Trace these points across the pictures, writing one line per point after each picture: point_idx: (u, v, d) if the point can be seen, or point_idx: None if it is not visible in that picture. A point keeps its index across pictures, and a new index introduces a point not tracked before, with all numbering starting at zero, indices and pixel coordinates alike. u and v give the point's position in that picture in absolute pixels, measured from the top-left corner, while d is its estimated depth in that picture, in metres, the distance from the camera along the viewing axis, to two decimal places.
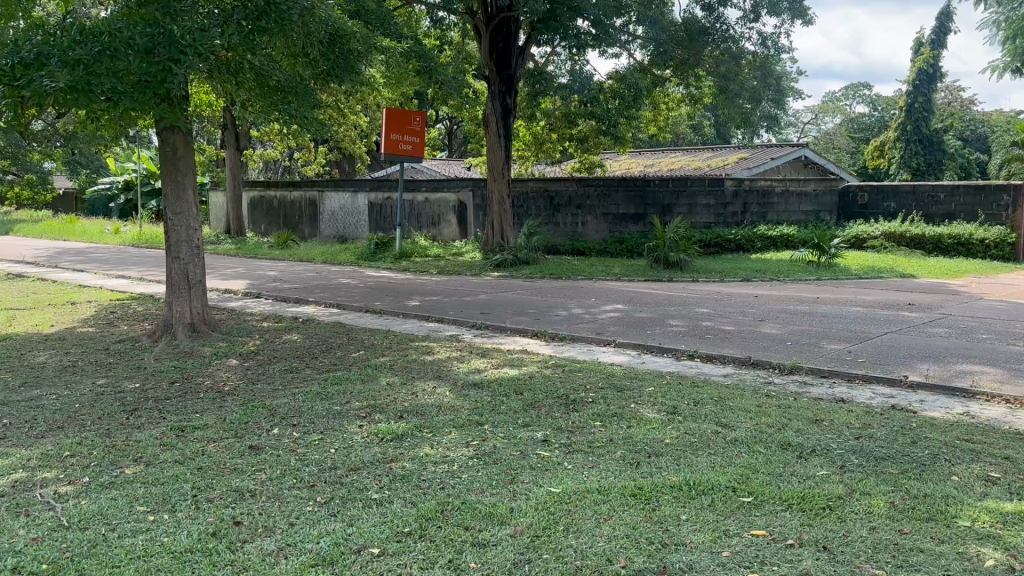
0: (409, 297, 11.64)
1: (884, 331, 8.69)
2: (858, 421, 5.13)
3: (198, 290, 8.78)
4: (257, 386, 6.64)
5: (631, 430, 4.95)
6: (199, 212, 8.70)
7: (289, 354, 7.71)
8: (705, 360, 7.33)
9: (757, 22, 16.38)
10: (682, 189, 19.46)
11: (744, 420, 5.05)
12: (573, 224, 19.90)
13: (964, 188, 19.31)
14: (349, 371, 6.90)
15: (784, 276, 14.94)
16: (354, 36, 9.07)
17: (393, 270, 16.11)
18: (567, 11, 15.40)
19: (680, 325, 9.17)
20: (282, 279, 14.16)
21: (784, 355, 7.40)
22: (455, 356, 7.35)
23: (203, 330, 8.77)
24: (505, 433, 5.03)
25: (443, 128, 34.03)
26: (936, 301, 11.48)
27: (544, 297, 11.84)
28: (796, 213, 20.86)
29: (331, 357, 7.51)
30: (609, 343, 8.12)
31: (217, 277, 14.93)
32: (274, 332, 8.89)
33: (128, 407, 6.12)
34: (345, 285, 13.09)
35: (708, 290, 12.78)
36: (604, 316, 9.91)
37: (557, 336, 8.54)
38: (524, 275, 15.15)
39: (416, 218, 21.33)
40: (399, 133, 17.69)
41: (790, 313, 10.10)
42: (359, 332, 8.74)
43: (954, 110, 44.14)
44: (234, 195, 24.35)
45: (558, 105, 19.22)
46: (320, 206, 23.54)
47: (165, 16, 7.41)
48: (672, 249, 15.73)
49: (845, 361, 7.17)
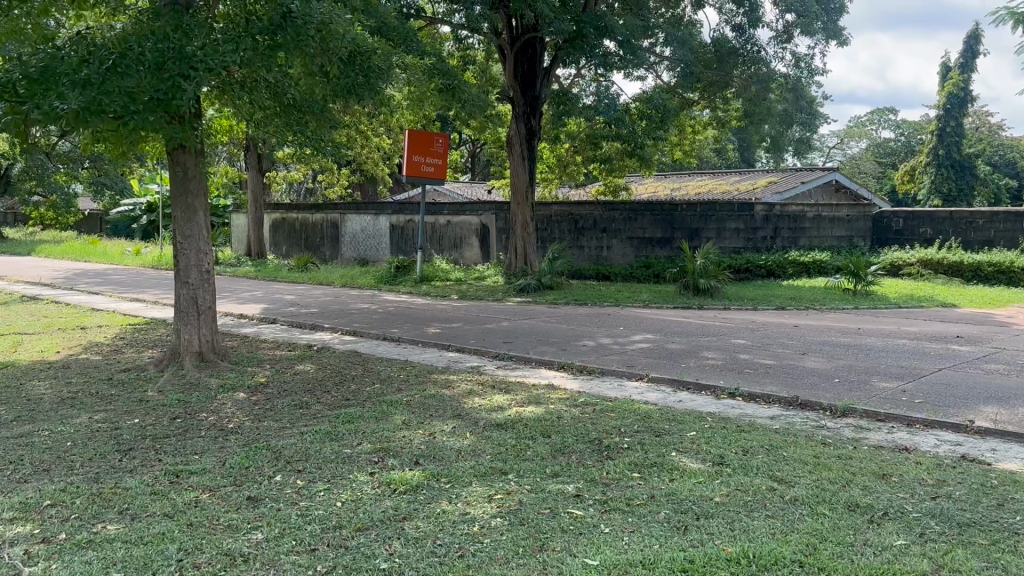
0: (428, 324, 11.16)
1: (938, 368, 8.05)
2: (930, 477, 4.53)
3: (207, 317, 8.36)
4: (263, 424, 6.16)
5: (674, 484, 4.40)
6: (211, 235, 8.29)
7: (300, 386, 7.24)
8: (747, 399, 6.76)
9: (790, 42, 15.85)
10: (710, 213, 18.90)
11: (802, 475, 4.48)
12: (597, 247, 19.39)
13: (1003, 215, 18.71)
14: (362, 406, 6.42)
15: (820, 305, 14.30)
16: (376, 53, 8.56)
17: (413, 295, 15.67)
18: (593, 31, 15.00)
19: (716, 358, 8.58)
20: (299, 304, 13.77)
21: (833, 395, 6.80)
22: (475, 391, 6.83)
23: (212, 359, 8.34)
24: (532, 485, 4.50)
25: (465, 150, 33.81)
26: (986, 334, 10.79)
27: (570, 325, 11.31)
28: (829, 239, 20.16)
29: (344, 390, 7.03)
30: (640, 378, 7.56)
31: (233, 300, 14.59)
32: (286, 362, 8.43)
33: (122, 447, 5.67)
34: (363, 310, 12.66)
35: (741, 320, 12.18)
36: (633, 346, 9.35)
37: (585, 369, 8.00)
38: (548, 300, 14.64)
39: (437, 241, 20.96)
40: (421, 155, 17.32)
41: (832, 346, 9.48)
42: (375, 362, 8.27)
43: (984, 135, 43.27)
44: (255, 217, 24.12)
45: (583, 127, 18.78)
46: (341, 228, 23.24)
47: (177, 33, 6.97)
48: (702, 275, 15.15)
49: (901, 403, 6.56)
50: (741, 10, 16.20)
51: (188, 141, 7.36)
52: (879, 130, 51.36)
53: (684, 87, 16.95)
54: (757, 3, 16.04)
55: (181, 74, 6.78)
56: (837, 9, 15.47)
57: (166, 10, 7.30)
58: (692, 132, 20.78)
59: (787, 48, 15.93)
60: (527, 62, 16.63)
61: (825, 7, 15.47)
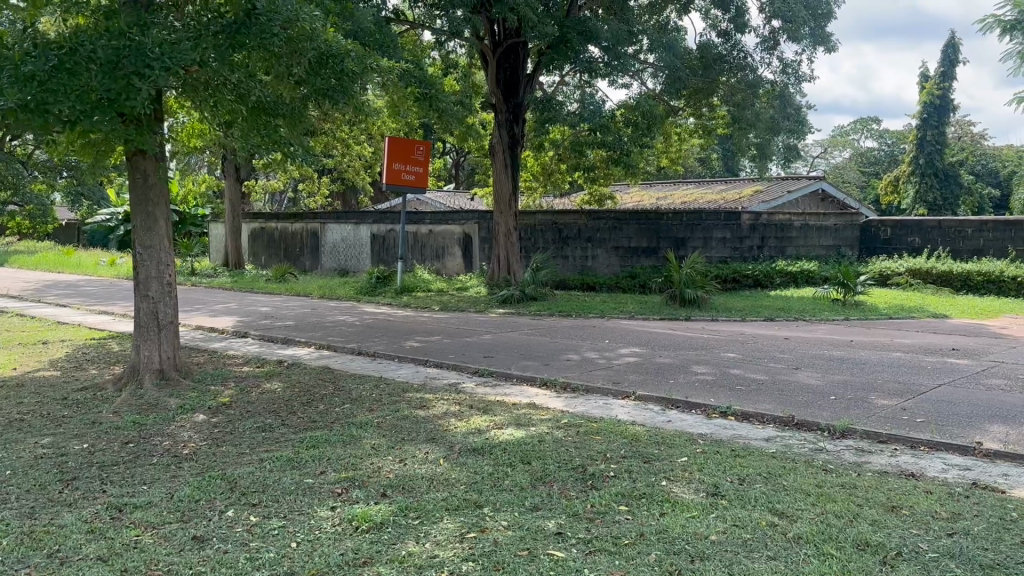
0: (407, 338, 10.73)
1: (938, 384, 7.69)
2: (945, 509, 4.13)
3: (168, 332, 7.90)
4: (222, 449, 5.71)
5: (665, 520, 3.99)
6: (173, 246, 7.85)
7: (265, 407, 6.78)
8: (740, 419, 6.38)
9: (777, 48, 15.57)
10: (696, 223, 18.60)
11: (804, 509, 4.09)
12: (582, 257, 19.02)
13: (992, 224, 18.50)
14: (330, 430, 5.99)
15: (810, 316, 13.97)
16: (348, 53, 8.15)
17: (393, 306, 15.23)
18: (577, 36, 14.64)
19: (706, 374, 8.19)
20: (274, 316, 13.29)
21: (831, 414, 6.43)
22: (452, 412, 6.40)
23: (174, 377, 7.87)
24: (510, 521, 4.07)
25: (449, 159, 33.43)
26: (982, 346, 10.47)
27: (554, 338, 10.90)
28: (817, 248, 19.90)
29: (312, 411, 6.59)
30: (627, 396, 7.16)
31: (206, 313, 14.08)
32: (253, 379, 7.98)
33: (65, 477, 5.20)
34: (340, 323, 12.20)
35: (730, 332, 11.81)
36: (620, 361, 8.95)
37: (569, 387, 7.58)
38: (532, 312, 14.23)
39: (419, 251, 20.54)
40: (402, 162, 16.91)
41: (826, 360, 9.12)
42: (347, 380, 7.82)
43: (966, 144, 43.38)
44: (233, 226, 23.62)
45: (567, 135, 18.44)
46: (321, 238, 22.77)
47: (133, 29, 6.55)
48: (689, 286, 14.79)
49: (903, 423, 6.18)
50: (727, 16, 16.02)
51: (145, 145, 6.90)
52: (862, 139, 51.46)
53: (669, 94, 16.64)
54: (744, 8, 15.81)
55: (136, 73, 6.33)
56: (825, 14, 15.17)
57: (123, 6, 6.89)
58: (678, 141, 20.50)
59: (774, 54, 15.70)
60: (509, 69, 16.26)
61: (813, 13, 15.13)
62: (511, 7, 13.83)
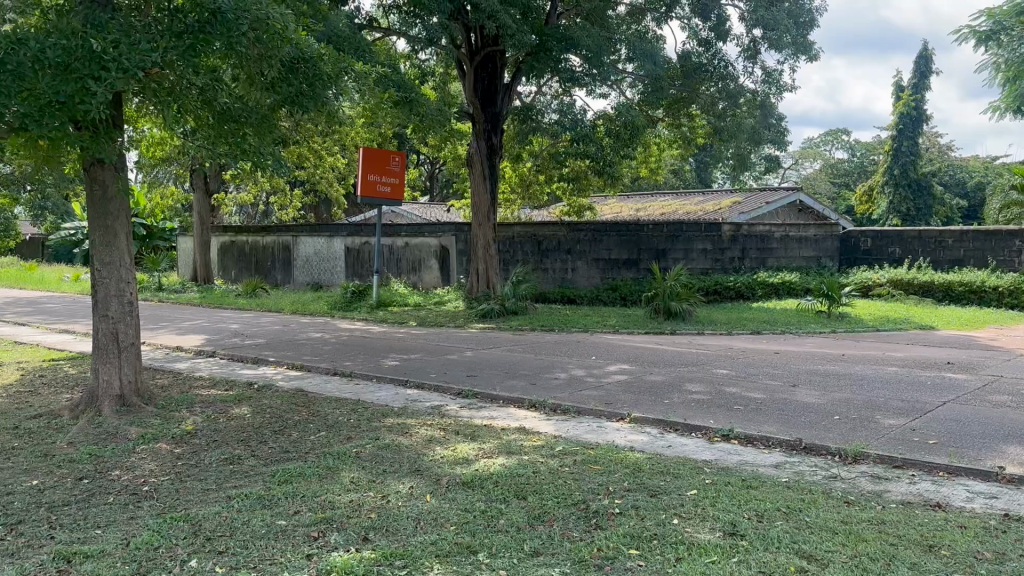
0: (385, 356, 10.23)
1: (943, 401, 7.37)
2: (988, 549, 3.76)
3: (130, 354, 7.36)
4: (185, 486, 5.20)
5: (682, 566, 3.57)
6: (134, 262, 7.35)
7: (235, 436, 6.28)
8: (743, 443, 6.01)
9: (759, 57, 15.35)
10: (677, 234, 18.34)
11: (835, 550, 3.70)
12: (562, 270, 18.64)
13: (972, 234, 18.39)
14: (305, 461, 5.51)
15: (796, 328, 13.67)
16: (321, 57, 7.95)
17: (368, 322, 14.71)
18: (557, 44, 14.36)
19: (701, 393, 7.80)
20: (244, 334, 12.70)
21: (840, 437, 6.07)
22: (436, 438, 5.93)
23: (135, 403, 7.33)
24: (509, 571, 3.62)
25: (423, 171, 32.96)
26: (976, 359, 10.20)
27: (539, 355, 10.47)
28: (797, 259, 19.67)
29: (285, 440, 6.09)
30: (622, 419, 6.75)
31: (172, 331, 13.46)
32: (221, 404, 7.45)
33: (8, 521, 4.66)
34: (313, 341, 11.66)
35: (718, 346, 11.46)
36: (610, 380, 8.55)
37: (559, 408, 7.15)
38: (513, 327, 13.79)
39: (395, 264, 20.04)
40: (377, 173, 16.42)
41: (821, 376, 8.79)
42: (322, 403, 7.32)
43: (936, 156, 43.73)
44: (202, 240, 22.97)
45: (546, 144, 18.22)
46: (293, 251, 22.19)
47: (87, 27, 6.06)
48: (673, 299, 14.45)
49: (917, 446, 5.84)
50: (708, 25, 15.75)
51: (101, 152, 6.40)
52: (833, 151, 51.71)
53: (649, 103, 16.36)
54: (726, 17, 15.55)
55: (90, 75, 5.85)
56: (807, 22, 14.96)
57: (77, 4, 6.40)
58: (657, 151, 20.31)
59: (756, 63, 15.44)
60: (487, 78, 15.83)
61: (795, 21, 14.96)
62: (489, 14, 13.39)
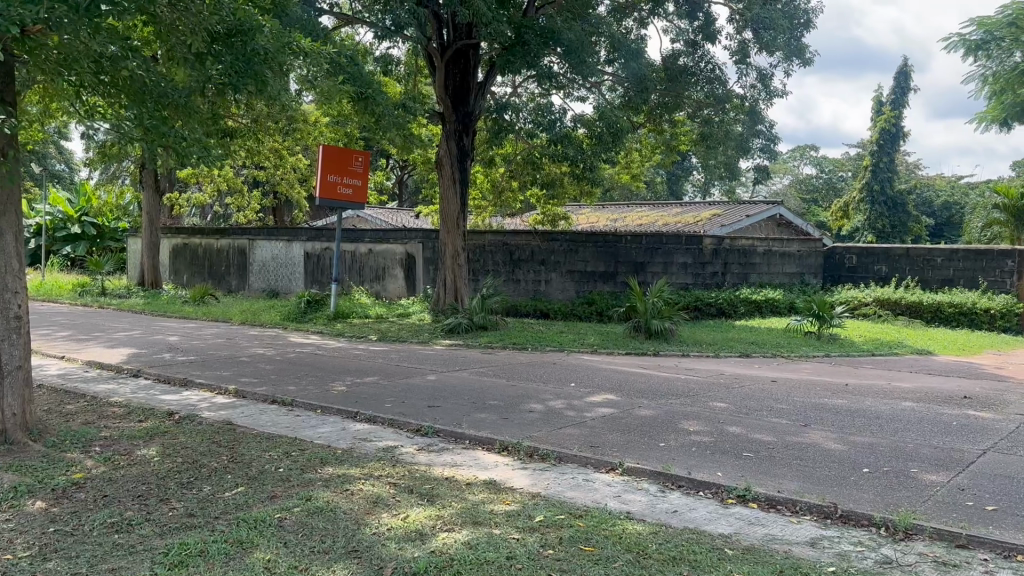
0: (334, 379, 8.95)
1: (983, 450, 6.28)
2: None
3: (16, 380, 6.04)
4: (45, 568, 3.91)
5: None
6: (23, 268, 6.04)
7: (132, 491, 5.01)
8: (765, 507, 4.90)
9: (748, 60, 14.39)
10: (657, 246, 17.28)
11: None
12: (535, 282, 17.55)
13: (962, 253, 17.45)
14: (213, 532, 4.26)
15: (786, 352, 12.62)
16: (263, 32, 7.40)
17: (323, 336, 13.43)
18: (536, 38, 13.10)
19: (702, 435, 6.65)
20: (180, 348, 11.35)
21: (882, 502, 4.94)
22: (384, 499, 4.70)
23: (20, 441, 6.00)
24: None
25: (391, 177, 31.72)
26: (993, 393, 9.15)
27: (511, 380, 9.27)
28: (780, 275, 18.58)
29: (191, 499, 4.82)
30: (610, 469, 5.61)
31: (102, 343, 12.07)
32: (126, 444, 6.15)
33: None
34: (257, 359, 10.36)
35: (708, 372, 10.35)
36: (594, 415, 7.37)
37: (537, 453, 5.96)
38: (481, 344, 12.59)
39: (358, 272, 18.78)
40: (337, 174, 15.15)
41: (833, 413, 7.68)
42: (251, 443, 6.05)
43: (910, 176, 43.37)
44: (151, 242, 21.44)
45: (521, 149, 17.22)
46: (248, 256, 20.83)
47: None
48: (655, 317, 13.35)
49: (978, 515, 4.75)
50: (695, 25, 14.75)
51: None
52: (802, 166, 51.03)
53: (633, 104, 15.26)
54: (714, 16, 14.57)
55: None
56: (803, 24, 14.07)
57: None
58: (637, 158, 19.39)
59: (748, 65, 14.44)
60: (459, 75, 14.65)
61: (791, 22, 14.01)
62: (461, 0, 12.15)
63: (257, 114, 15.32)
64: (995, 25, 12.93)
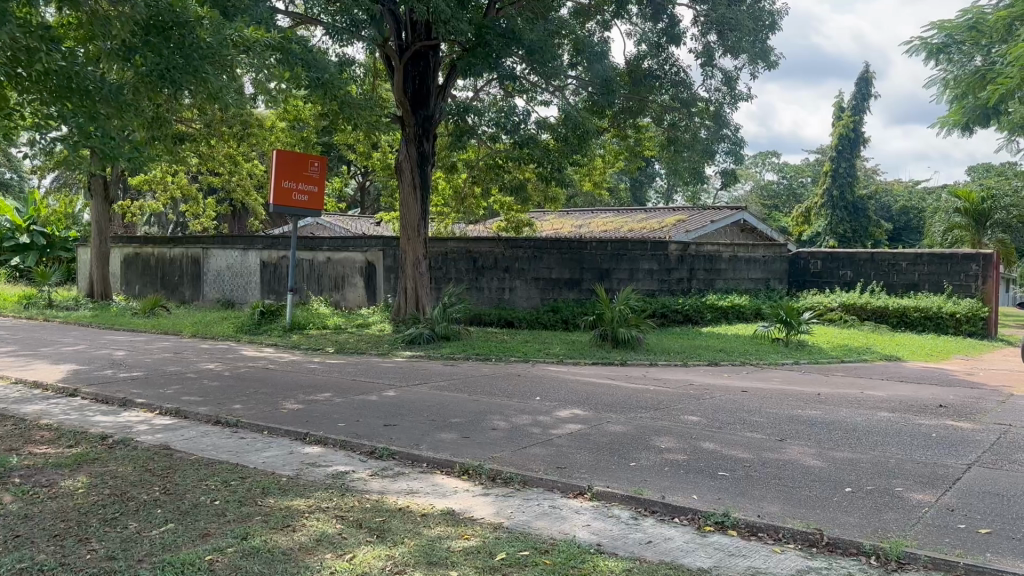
0: (286, 396, 8.42)
1: (967, 464, 6.00)
2: None
3: None
4: None
5: None
6: None
7: (48, 531, 4.47)
8: (745, 534, 4.54)
9: (713, 63, 14.18)
10: (622, 252, 16.98)
11: None
12: (498, 290, 17.06)
13: (927, 257, 17.40)
14: None
15: (756, 360, 12.34)
16: (201, 26, 7.24)
17: (278, 349, 12.85)
18: (498, 39, 12.66)
19: (675, 453, 6.28)
20: (124, 365, 10.69)
21: (870, 527, 4.60)
22: (328, 536, 4.24)
23: None
24: None
25: (351, 184, 31.09)
26: (967, 402, 8.94)
27: (474, 394, 8.83)
28: (746, 281, 18.39)
29: (111, 539, 4.31)
30: (579, 494, 5.20)
31: (40, 360, 11.37)
32: (49, 474, 5.59)
33: None
34: (205, 375, 9.78)
35: (678, 383, 10.01)
36: (561, 432, 6.96)
37: (500, 477, 5.54)
38: (444, 355, 12.14)
39: (316, 280, 18.19)
40: (292, 180, 14.61)
41: (811, 426, 7.36)
42: (188, 472, 5.53)
43: (869, 181, 43.80)
44: (101, 252, 20.61)
45: (484, 154, 16.81)
46: (202, 264, 20.11)
47: None
48: (621, 325, 13.01)
49: (973, 540, 4.43)
50: (659, 27, 14.36)
51: None
52: (763, 172, 51.29)
53: (597, 107, 14.93)
54: (678, 18, 14.24)
55: None
56: (768, 26, 13.82)
57: None
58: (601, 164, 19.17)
59: (713, 68, 14.22)
60: (418, 77, 14.21)
61: (756, 25, 13.78)
62: None
63: (209, 118, 14.87)
64: (955, 28, 12.72)
